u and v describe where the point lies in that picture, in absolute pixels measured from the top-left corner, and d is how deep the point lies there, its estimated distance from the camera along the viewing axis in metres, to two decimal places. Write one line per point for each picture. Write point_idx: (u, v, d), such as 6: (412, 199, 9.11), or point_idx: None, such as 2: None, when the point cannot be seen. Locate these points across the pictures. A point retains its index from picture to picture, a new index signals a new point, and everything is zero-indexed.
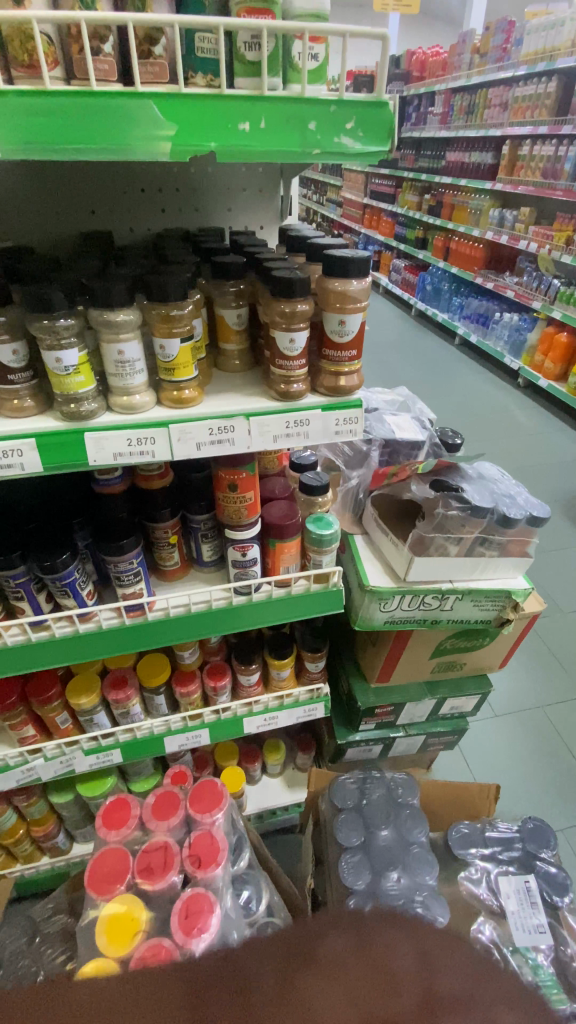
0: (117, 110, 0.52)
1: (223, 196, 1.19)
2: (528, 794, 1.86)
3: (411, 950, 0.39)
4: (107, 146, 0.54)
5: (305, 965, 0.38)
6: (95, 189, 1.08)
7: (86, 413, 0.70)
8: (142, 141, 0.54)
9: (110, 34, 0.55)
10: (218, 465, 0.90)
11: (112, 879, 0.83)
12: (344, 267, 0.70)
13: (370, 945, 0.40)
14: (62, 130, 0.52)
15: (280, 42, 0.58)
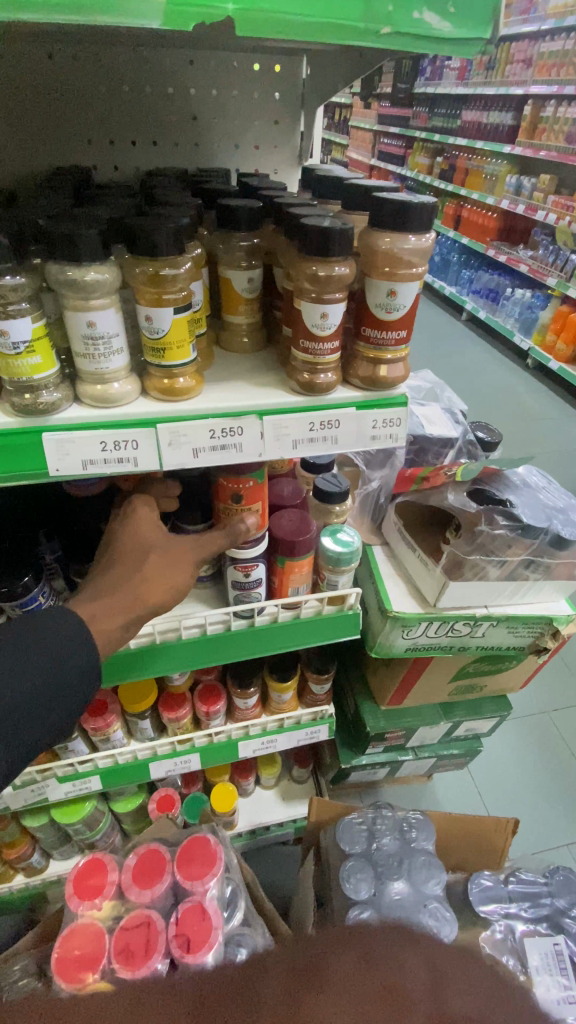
0: None
1: (229, 129, 0.97)
2: (530, 797, 1.65)
3: (420, 967, 0.36)
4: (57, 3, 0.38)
5: (319, 988, 0.33)
6: (71, 111, 0.87)
7: (44, 406, 0.52)
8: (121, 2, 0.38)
9: None
10: (218, 472, 0.73)
11: (83, 964, 0.70)
12: (402, 217, 0.52)
13: (378, 966, 0.35)
14: None
15: None
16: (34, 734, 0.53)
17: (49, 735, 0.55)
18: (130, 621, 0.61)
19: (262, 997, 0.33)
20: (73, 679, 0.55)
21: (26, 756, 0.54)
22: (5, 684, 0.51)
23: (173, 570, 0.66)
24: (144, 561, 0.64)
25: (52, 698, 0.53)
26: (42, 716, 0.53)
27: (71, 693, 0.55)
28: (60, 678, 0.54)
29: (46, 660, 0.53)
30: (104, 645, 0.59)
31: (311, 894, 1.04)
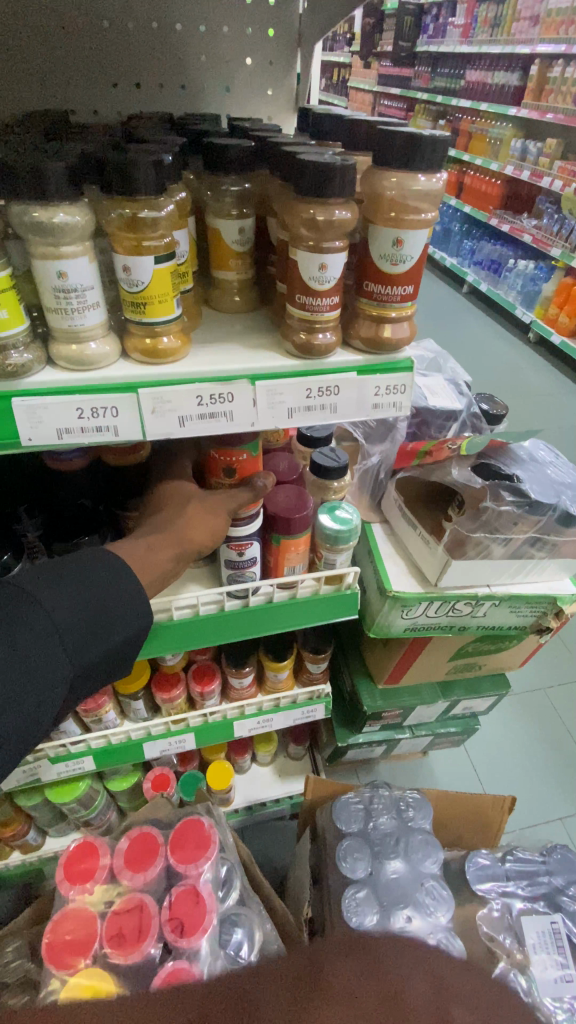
0: None
1: (219, 70, 0.89)
2: (526, 773, 1.66)
3: (420, 973, 0.40)
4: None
5: (323, 990, 0.38)
6: (44, 44, 0.79)
7: (14, 369, 0.47)
8: None
9: None
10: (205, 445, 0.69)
11: (76, 950, 0.68)
12: (409, 154, 0.47)
13: (379, 976, 0.40)
14: None
15: None
16: (88, 657, 0.54)
17: (101, 664, 0.56)
18: (179, 557, 0.63)
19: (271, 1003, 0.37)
20: (124, 611, 0.57)
21: (80, 682, 0.56)
22: (64, 608, 0.53)
23: (210, 514, 0.65)
24: (183, 510, 0.64)
25: (103, 626, 0.55)
26: (94, 641, 0.55)
27: (122, 621, 0.56)
28: (112, 608, 0.56)
29: (100, 589, 0.56)
30: (143, 583, 0.60)
31: (306, 871, 1.04)
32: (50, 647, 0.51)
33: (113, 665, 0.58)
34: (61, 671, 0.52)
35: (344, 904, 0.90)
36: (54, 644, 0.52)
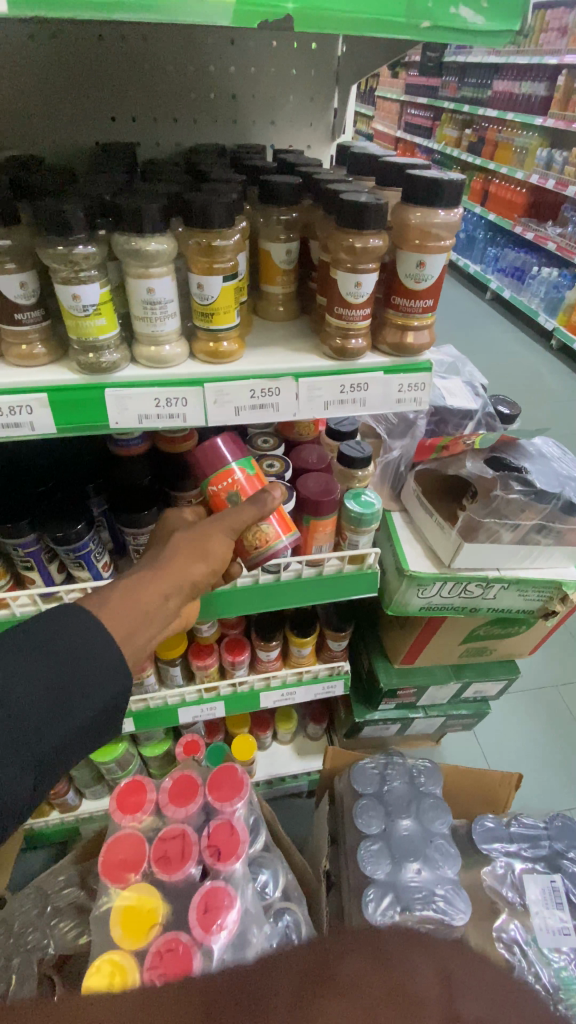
0: None
1: (265, 106, 1.00)
2: (536, 763, 1.72)
3: (430, 964, 0.33)
4: (131, 3, 0.42)
5: (327, 989, 0.31)
6: (117, 86, 0.91)
7: (106, 365, 0.59)
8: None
9: None
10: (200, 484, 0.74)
11: (127, 867, 0.79)
12: (432, 193, 0.57)
13: (390, 965, 0.32)
14: None
15: None
16: (53, 742, 0.51)
17: (71, 743, 0.53)
18: None
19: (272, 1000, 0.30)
20: (97, 675, 0.54)
21: (47, 770, 0.52)
22: (22, 691, 0.50)
23: (204, 543, 0.65)
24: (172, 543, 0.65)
25: (71, 699, 0.52)
26: (60, 721, 0.52)
27: (90, 695, 0.53)
28: (81, 681, 0.53)
29: (67, 661, 0.53)
30: None
31: (325, 830, 1.13)
32: (6, 739, 0.49)
33: (91, 734, 0.55)
34: (21, 764, 0.49)
35: (361, 855, 1.00)
36: (10, 734, 0.49)
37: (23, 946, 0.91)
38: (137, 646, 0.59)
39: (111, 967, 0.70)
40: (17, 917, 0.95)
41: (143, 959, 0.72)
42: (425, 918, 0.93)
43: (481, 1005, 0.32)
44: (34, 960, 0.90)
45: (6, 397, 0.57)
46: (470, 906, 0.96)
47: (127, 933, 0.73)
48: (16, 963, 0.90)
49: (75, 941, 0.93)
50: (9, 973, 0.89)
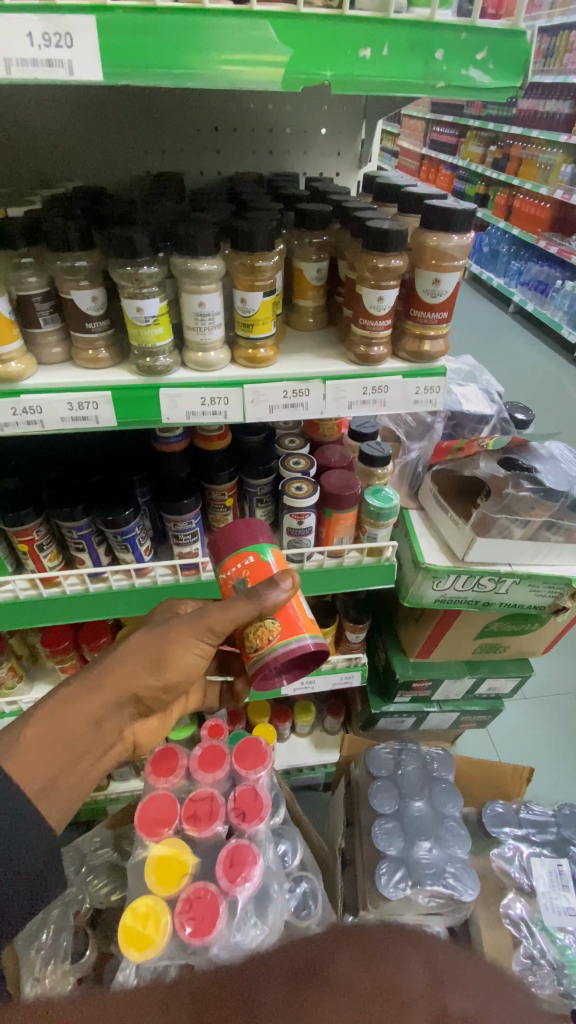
0: (207, 30, 0.48)
1: (299, 138, 1.10)
2: (550, 766, 1.74)
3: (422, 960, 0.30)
4: (196, 72, 0.49)
5: (318, 983, 0.29)
6: (169, 124, 1.02)
7: (161, 368, 0.68)
8: (220, 65, 0.49)
9: None
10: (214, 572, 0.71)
11: (160, 823, 0.87)
12: (447, 219, 0.65)
13: (380, 963, 0.30)
14: (151, 52, 0.48)
15: None
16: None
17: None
18: None
19: (259, 994, 0.28)
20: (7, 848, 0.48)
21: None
22: None
23: (150, 651, 0.66)
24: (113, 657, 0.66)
25: None
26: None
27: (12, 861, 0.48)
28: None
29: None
30: None
31: (341, 812, 1.19)
32: None
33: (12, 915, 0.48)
34: None
35: (375, 831, 1.05)
36: None
37: (61, 899, 0.99)
38: (59, 784, 0.58)
39: (145, 908, 0.78)
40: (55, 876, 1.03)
41: (174, 906, 0.80)
42: (435, 892, 0.98)
43: (471, 1004, 0.29)
44: (71, 913, 0.97)
45: (76, 394, 0.67)
46: (478, 884, 1.02)
47: (160, 881, 0.81)
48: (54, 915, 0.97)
49: (109, 898, 1.01)
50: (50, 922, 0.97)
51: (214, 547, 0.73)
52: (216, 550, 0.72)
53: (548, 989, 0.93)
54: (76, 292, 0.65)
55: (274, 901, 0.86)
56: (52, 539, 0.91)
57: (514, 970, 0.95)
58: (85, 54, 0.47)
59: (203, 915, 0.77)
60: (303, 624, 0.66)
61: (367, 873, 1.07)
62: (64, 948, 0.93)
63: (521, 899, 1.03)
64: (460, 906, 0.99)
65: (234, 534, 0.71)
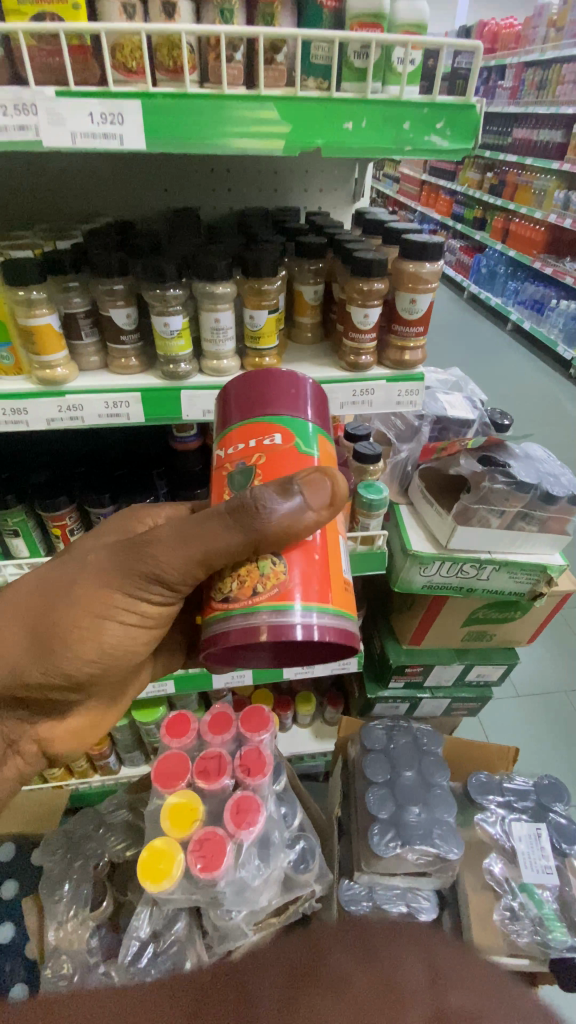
0: (224, 110, 0.62)
1: (301, 178, 1.25)
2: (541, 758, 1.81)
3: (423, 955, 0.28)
4: (214, 141, 0.63)
5: (314, 985, 0.27)
6: (188, 167, 1.16)
7: (183, 374, 0.81)
8: (234, 135, 0.63)
9: (242, 43, 0.65)
10: (222, 436, 0.61)
11: (174, 776, 0.97)
12: (420, 251, 0.78)
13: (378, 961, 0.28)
14: (182, 126, 0.62)
15: (382, 52, 0.67)
16: None
17: None
18: None
19: (253, 989, 0.26)
20: None
21: None
22: None
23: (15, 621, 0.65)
24: None
25: None
26: None
27: None
28: None
29: None
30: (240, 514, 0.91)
31: (338, 785, 1.28)
32: None
33: None
34: None
35: (369, 797, 1.15)
36: None
37: (82, 854, 1.09)
38: None
39: (162, 846, 0.88)
40: (76, 834, 1.12)
41: (187, 846, 0.90)
42: (422, 850, 1.07)
43: (474, 1001, 0.26)
44: (90, 865, 1.07)
45: (112, 395, 0.80)
46: (463, 846, 1.10)
47: (174, 824, 0.91)
48: (75, 868, 1.07)
49: (124, 853, 1.10)
50: (71, 874, 1.06)
51: (235, 403, 0.61)
52: (233, 410, 0.61)
53: (526, 938, 1.02)
54: (114, 310, 0.79)
55: (274, 845, 0.97)
56: (81, 524, 1.03)
57: (495, 920, 1.04)
58: (132, 129, 0.62)
59: (213, 852, 0.87)
60: (306, 600, 0.53)
61: (360, 837, 1.16)
62: (85, 895, 1.02)
63: (502, 860, 1.12)
64: (446, 864, 1.08)
65: (262, 402, 0.59)
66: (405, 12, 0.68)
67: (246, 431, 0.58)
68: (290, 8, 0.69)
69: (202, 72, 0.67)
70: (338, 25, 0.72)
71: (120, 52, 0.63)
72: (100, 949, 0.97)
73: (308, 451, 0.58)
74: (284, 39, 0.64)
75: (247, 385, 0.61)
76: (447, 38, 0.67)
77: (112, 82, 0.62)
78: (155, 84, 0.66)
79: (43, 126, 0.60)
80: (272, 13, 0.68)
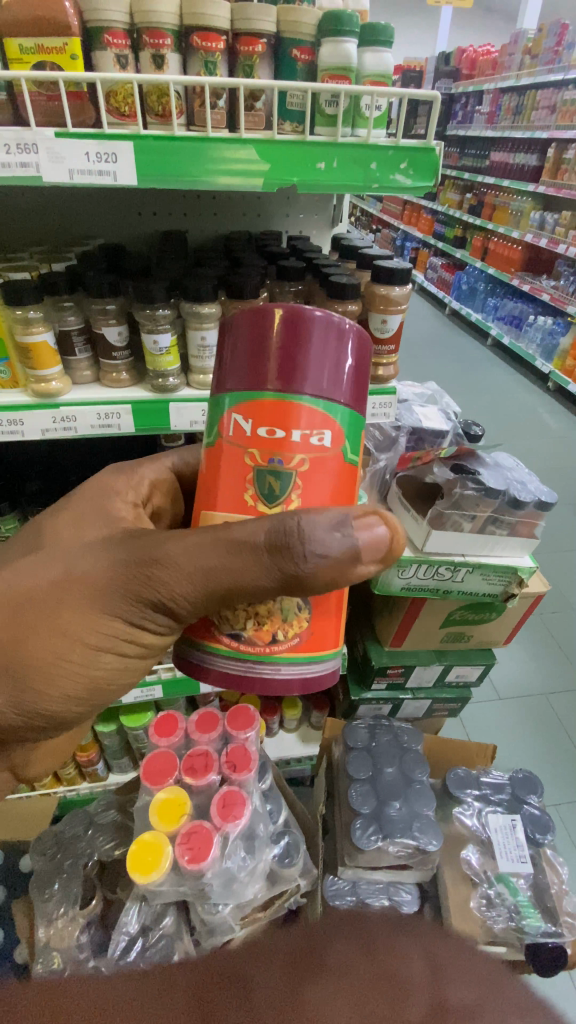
0: (208, 151, 0.69)
1: (283, 203, 1.33)
2: None
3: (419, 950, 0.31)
4: (199, 179, 0.69)
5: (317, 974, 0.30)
6: (176, 193, 1.23)
7: (171, 387, 0.86)
8: (216, 173, 0.69)
9: (224, 92, 0.72)
10: (238, 403, 0.52)
11: (163, 773, 1.01)
12: (389, 275, 0.86)
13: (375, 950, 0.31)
14: (169, 165, 0.68)
15: (352, 100, 0.75)
16: None
17: None
18: None
19: (260, 982, 0.30)
20: None
21: None
22: None
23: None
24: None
25: None
26: None
27: None
28: None
29: None
30: None
31: (323, 786, 1.32)
32: None
33: None
34: None
35: (351, 793, 1.19)
36: None
37: (72, 854, 1.11)
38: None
39: (150, 840, 0.91)
40: (66, 835, 1.14)
41: (174, 840, 0.93)
42: (403, 843, 1.11)
43: (466, 995, 0.29)
44: (80, 865, 1.09)
45: (103, 407, 0.85)
46: (442, 838, 1.14)
47: (162, 819, 0.94)
48: (65, 868, 1.09)
49: (114, 852, 1.12)
50: (61, 874, 1.08)
51: (264, 363, 0.52)
52: (255, 374, 0.52)
53: (502, 924, 1.06)
54: (106, 329, 0.84)
55: (259, 838, 1.02)
56: None
57: (472, 909, 1.09)
58: (125, 168, 0.68)
59: (200, 844, 0.90)
60: (305, 653, 0.56)
61: (344, 833, 1.19)
62: (75, 893, 1.03)
63: (478, 851, 1.17)
64: (425, 857, 1.12)
65: (294, 380, 0.51)
66: (372, 66, 0.77)
67: (274, 414, 0.51)
68: (268, 58, 0.76)
69: (189, 116, 0.74)
70: (311, 74, 0.80)
71: (114, 98, 0.69)
72: (89, 945, 0.99)
73: (339, 455, 0.53)
74: (262, 89, 0.71)
75: (272, 347, 0.52)
76: (409, 89, 0.74)
77: (106, 125, 0.69)
78: (145, 126, 0.73)
79: (44, 163, 0.66)
80: (252, 65, 0.76)
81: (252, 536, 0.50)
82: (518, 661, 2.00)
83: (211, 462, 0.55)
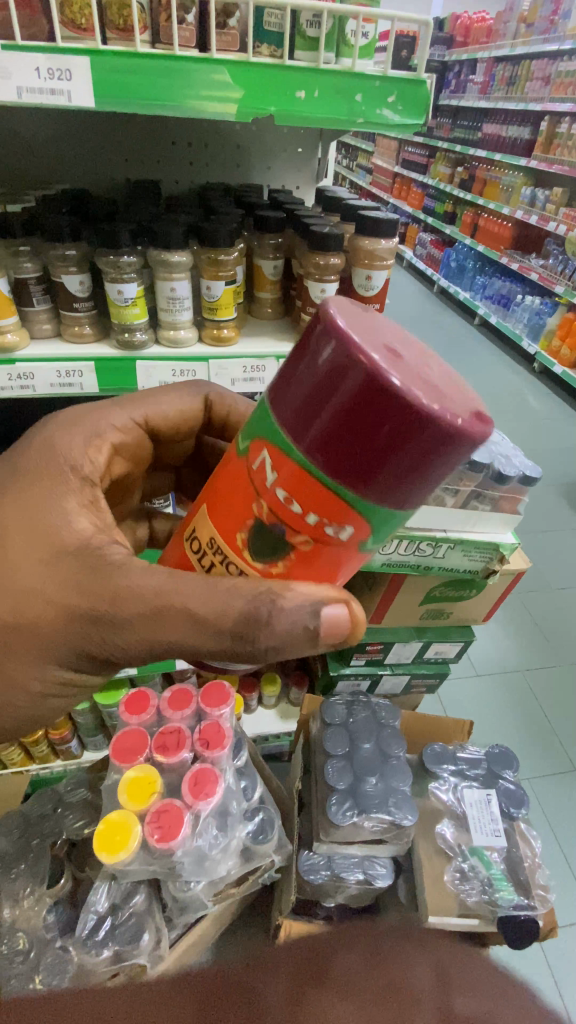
0: (175, 71, 0.61)
1: (264, 154, 1.24)
2: None
3: (426, 957, 0.32)
4: (163, 102, 0.62)
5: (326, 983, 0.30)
6: (148, 139, 1.14)
7: (138, 343, 0.80)
8: (186, 99, 0.62)
9: (193, 5, 0.64)
10: (269, 445, 0.42)
11: (132, 752, 0.97)
12: (374, 226, 0.80)
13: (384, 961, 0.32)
14: (131, 86, 0.61)
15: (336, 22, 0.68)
16: None
17: None
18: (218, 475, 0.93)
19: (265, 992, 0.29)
20: None
21: None
22: None
23: None
24: None
25: None
26: None
27: None
28: None
29: None
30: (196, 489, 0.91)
31: (300, 762, 1.30)
32: None
33: None
34: None
35: (327, 769, 1.17)
36: None
37: (39, 832, 1.08)
38: None
39: (118, 820, 0.89)
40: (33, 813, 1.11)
41: (144, 819, 0.90)
42: (378, 817, 1.11)
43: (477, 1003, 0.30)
44: (48, 844, 1.06)
45: (64, 364, 0.78)
46: (417, 813, 1.14)
47: (131, 798, 0.91)
48: (32, 847, 1.06)
49: (83, 830, 1.09)
50: (27, 854, 1.05)
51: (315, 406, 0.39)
52: (337, 428, 0.38)
53: (475, 897, 1.07)
54: (66, 277, 0.78)
55: (232, 815, 0.99)
56: None
57: (446, 881, 1.10)
58: (80, 87, 0.60)
59: (170, 823, 0.88)
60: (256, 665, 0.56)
61: (319, 808, 1.18)
62: (43, 872, 1.01)
63: (453, 825, 1.17)
64: (400, 832, 1.11)
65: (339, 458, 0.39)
66: None
67: (300, 487, 0.41)
68: None
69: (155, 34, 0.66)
70: None
71: (69, 8, 0.61)
72: (57, 924, 0.97)
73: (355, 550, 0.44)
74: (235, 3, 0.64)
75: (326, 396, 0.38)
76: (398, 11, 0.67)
77: (60, 38, 0.61)
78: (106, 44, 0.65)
79: None
80: None
81: (216, 613, 0.47)
82: (496, 640, 2.00)
83: (232, 501, 0.46)
